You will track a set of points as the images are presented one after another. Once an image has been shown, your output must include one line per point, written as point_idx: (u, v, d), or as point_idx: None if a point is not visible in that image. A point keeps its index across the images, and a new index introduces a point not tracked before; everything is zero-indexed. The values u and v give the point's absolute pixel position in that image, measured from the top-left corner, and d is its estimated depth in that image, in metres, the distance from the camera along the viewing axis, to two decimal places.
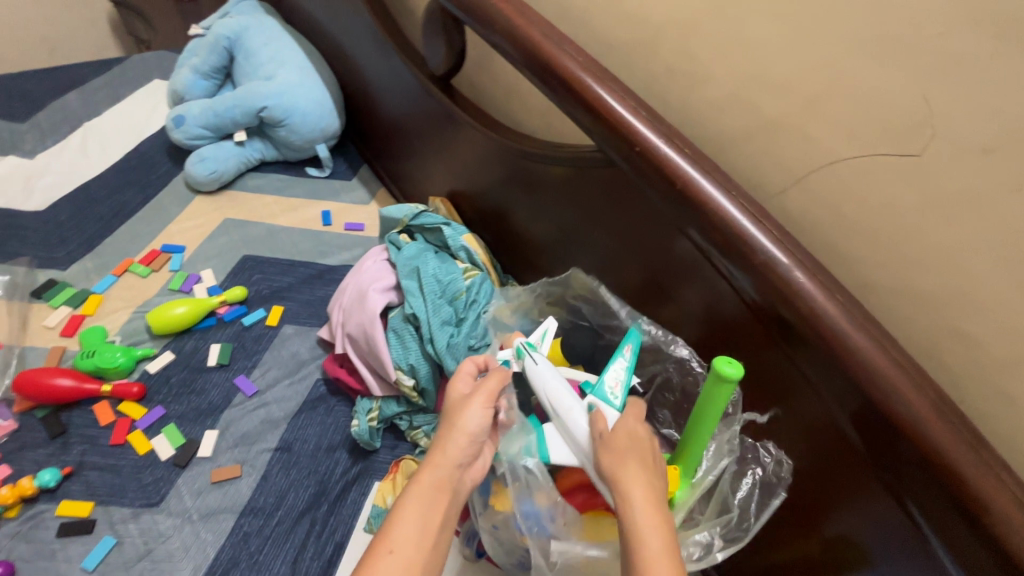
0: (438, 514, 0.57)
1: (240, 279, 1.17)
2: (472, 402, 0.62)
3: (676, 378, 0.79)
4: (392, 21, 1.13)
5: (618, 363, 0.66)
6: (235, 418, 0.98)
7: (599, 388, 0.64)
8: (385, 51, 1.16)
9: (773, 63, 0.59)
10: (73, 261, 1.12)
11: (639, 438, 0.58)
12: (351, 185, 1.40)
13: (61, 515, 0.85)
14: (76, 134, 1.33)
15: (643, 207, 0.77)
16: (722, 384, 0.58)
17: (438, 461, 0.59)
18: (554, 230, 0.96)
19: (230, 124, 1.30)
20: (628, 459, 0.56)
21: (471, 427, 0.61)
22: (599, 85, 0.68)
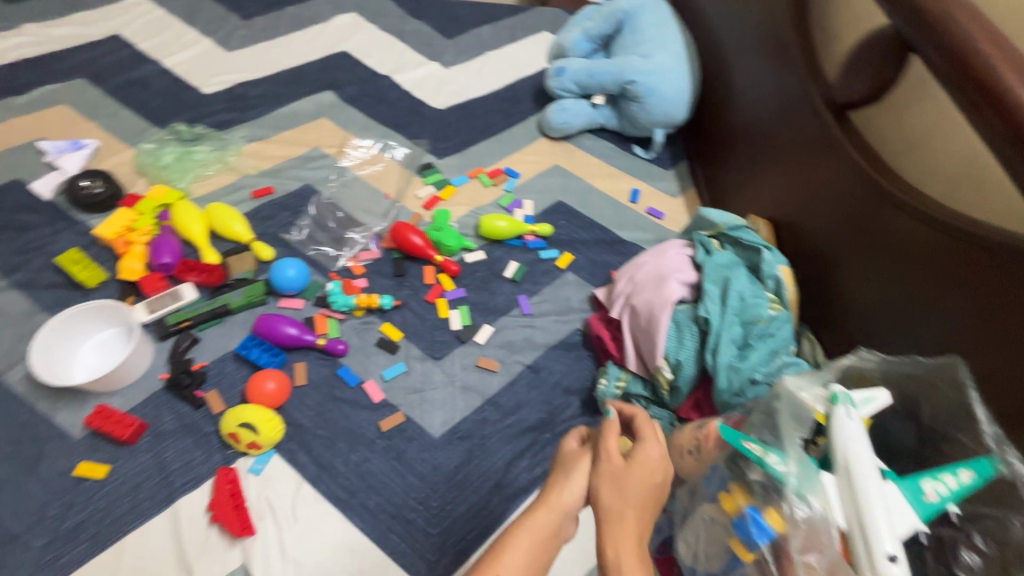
0: (545, 547, 0.69)
1: (550, 218, 1.32)
2: (580, 473, 0.73)
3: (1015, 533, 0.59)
4: (811, 31, 1.06)
5: (946, 478, 0.61)
6: (507, 326, 1.15)
7: (915, 484, 0.61)
8: (780, 63, 1.12)
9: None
10: (446, 154, 1.40)
11: (646, 486, 0.70)
12: (666, 175, 1.45)
13: (381, 332, 1.10)
14: (480, 58, 1.63)
15: None
16: None
17: (552, 507, 0.71)
18: (898, 309, 0.85)
19: (596, 87, 1.43)
20: (632, 506, 0.69)
21: (576, 483, 0.72)
22: None
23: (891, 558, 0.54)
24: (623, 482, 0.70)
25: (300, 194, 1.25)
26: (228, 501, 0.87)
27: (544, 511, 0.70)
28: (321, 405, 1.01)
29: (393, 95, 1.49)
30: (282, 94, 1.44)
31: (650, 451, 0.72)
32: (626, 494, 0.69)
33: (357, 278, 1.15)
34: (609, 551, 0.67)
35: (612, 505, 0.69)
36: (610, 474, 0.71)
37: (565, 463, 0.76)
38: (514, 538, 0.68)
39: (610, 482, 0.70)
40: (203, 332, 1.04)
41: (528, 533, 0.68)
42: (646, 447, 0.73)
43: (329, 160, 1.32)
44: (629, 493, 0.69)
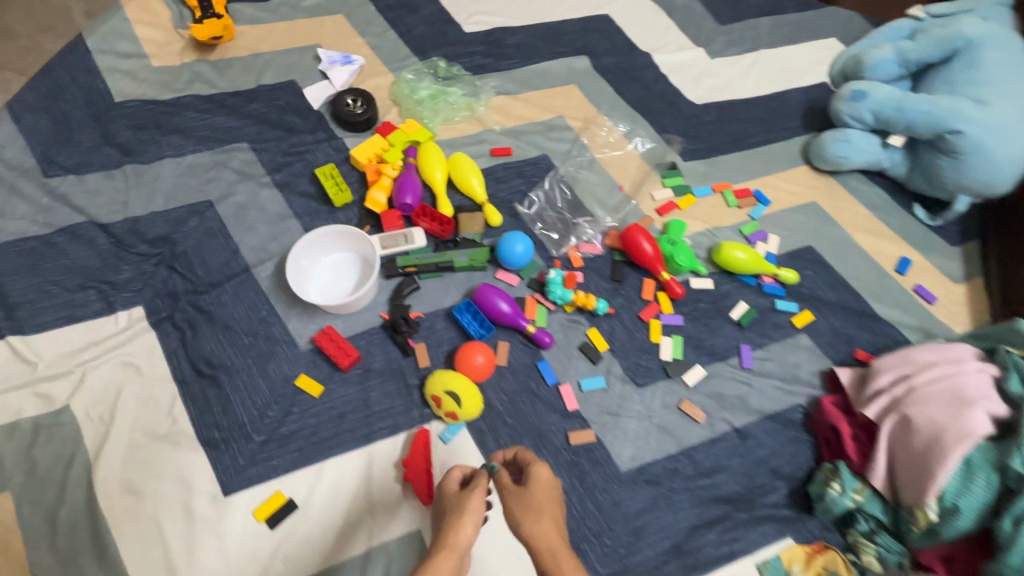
0: None
1: (795, 264, 1.14)
2: (471, 520, 0.70)
3: None
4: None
5: None
6: (721, 374, 1.02)
7: None
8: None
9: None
10: (692, 158, 1.25)
11: (550, 500, 0.71)
12: (950, 252, 1.18)
13: (585, 335, 1.02)
14: (752, 54, 1.41)
15: None
16: None
17: (453, 547, 0.68)
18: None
19: (900, 127, 1.16)
20: (543, 515, 0.68)
21: (468, 531, 0.69)
22: None
23: None
24: (530, 501, 0.70)
25: (537, 164, 1.18)
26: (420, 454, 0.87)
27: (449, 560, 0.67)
28: (515, 394, 0.96)
29: (648, 77, 1.35)
30: (536, 49, 1.36)
31: (541, 473, 0.73)
32: (538, 514, 0.69)
33: (575, 271, 1.07)
34: (547, 553, 0.66)
35: (534, 523, 0.68)
36: (515, 507, 0.70)
37: (453, 509, 0.71)
38: None
39: (522, 506, 0.69)
40: (424, 281, 1.04)
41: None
42: (539, 470, 0.73)
43: (571, 133, 1.23)
44: (537, 507, 0.69)
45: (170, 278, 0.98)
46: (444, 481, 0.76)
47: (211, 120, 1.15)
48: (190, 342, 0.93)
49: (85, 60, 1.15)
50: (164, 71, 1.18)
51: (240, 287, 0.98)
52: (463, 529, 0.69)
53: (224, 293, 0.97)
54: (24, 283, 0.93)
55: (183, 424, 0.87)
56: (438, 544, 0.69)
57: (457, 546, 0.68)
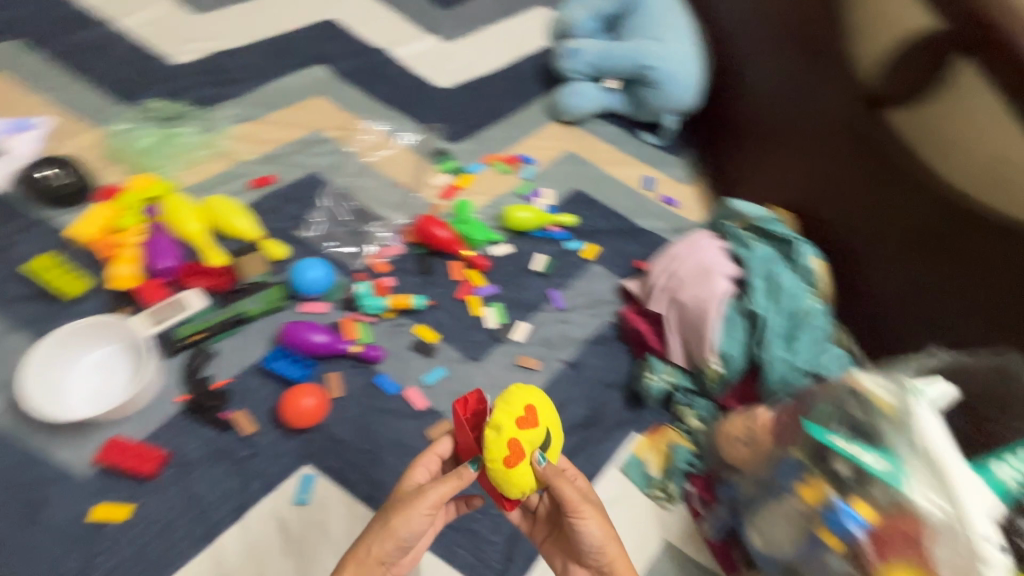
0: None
1: (570, 207, 1.29)
2: (418, 505, 0.67)
3: None
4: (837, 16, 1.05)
5: (1010, 458, 0.66)
6: (543, 322, 1.12)
7: (985, 468, 0.66)
8: (801, 51, 1.13)
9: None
10: (458, 138, 1.31)
11: (601, 511, 0.71)
12: (674, 162, 1.45)
13: (414, 334, 1.03)
14: (479, 33, 1.52)
15: None
16: None
17: (387, 537, 0.66)
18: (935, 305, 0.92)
19: (610, 71, 1.38)
20: (592, 516, 0.69)
21: (418, 516, 0.67)
22: None
23: (990, 542, 0.59)
24: (576, 505, 0.69)
25: (306, 184, 1.13)
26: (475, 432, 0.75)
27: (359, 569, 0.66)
28: (362, 416, 0.94)
29: (392, 73, 1.37)
30: (265, 68, 1.27)
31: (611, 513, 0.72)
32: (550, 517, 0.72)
33: (382, 277, 1.06)
34: (596, 549, 0.70)
35: (586, 530, 0.69)
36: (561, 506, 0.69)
37: (408, 497, 0.68)
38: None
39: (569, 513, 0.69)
40: (220, 343, 0.93)
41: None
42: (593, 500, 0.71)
43: (331, 145, 1.20)
44: (593, 513, 0.69)
45: None
46: (413, 472, 0.75)
47: None
48: None
49: None
50: None
51: None
52: (406, 520, 0.66)
53: None
54: None
55: None
56: (372, 522, 0.69)
57: (395, 542, 0.66)
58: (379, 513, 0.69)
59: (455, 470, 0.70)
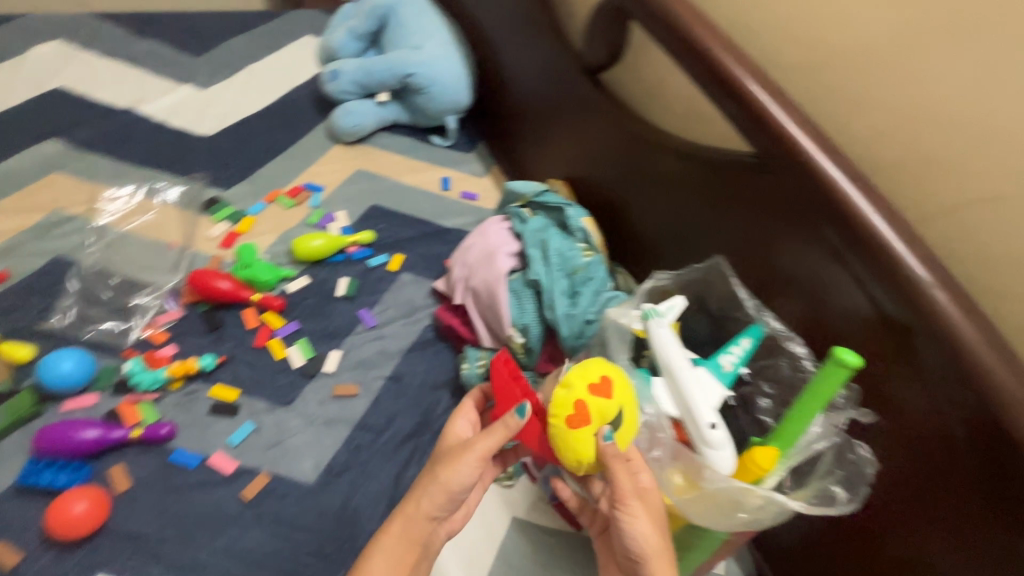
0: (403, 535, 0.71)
1: (368, 225, 1.29)
2: (466, 454, 0.69)
3: (784, 372, 0.78)
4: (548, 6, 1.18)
5: (733, 349, 0.76)
6: (356, 345, 1.10)
7: (713, 361, 0.75)
8: (532, 44, 1.25)
9: (991, 92, 0.61)
10: (232, 183, 1.26)
11: (657, 508, 0.69)
12: (469, 158, 1.50)
13: (212, 396, 0.98)
14: (241, 73, 1.49)
15: (768, 226, 0.83)
16: (841, 370, 0.62)
17: (433, 489, 0.70)
18: (681, 238, 1.02)
19: (376, 85, 1.42)
20: (640, 513, 0.67)
21: (462, 476, 0.69)
22: (781, 109, 0.74)
23: (712, 426, 0.67)
24: (623, 497, 0.67)
25: (53, 269, 1.05)
26: (513, 385, 0.74)
27: (410, 520, 0.71)
28: (160, 501, 0.86)
29: (146, 132, 1.29)
30: None
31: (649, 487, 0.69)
32: (647, 536, 0.67)
33: (161, 347, 1.00)
34: (645, 552, 0.68)
35: (633, 526, 0.67)
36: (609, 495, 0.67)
37: (454, 452, 0.71)
38: (391, 526, 0.72)
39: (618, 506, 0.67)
40: None
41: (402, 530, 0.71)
42: (643, 475, 0.69)
43: (79, 222, 1.12)
44: (644, 504, 0.68)
45: None
46: (455, 421, 0.81)
47: None
48: None
49: None
50: None
51: None
52: (455, 473, 0.69)
53: None
54: None
55: None
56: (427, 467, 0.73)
57: (445, 489, 0.70)
58: (431, 463, 0.73)
59: (501, 421, 0.70)
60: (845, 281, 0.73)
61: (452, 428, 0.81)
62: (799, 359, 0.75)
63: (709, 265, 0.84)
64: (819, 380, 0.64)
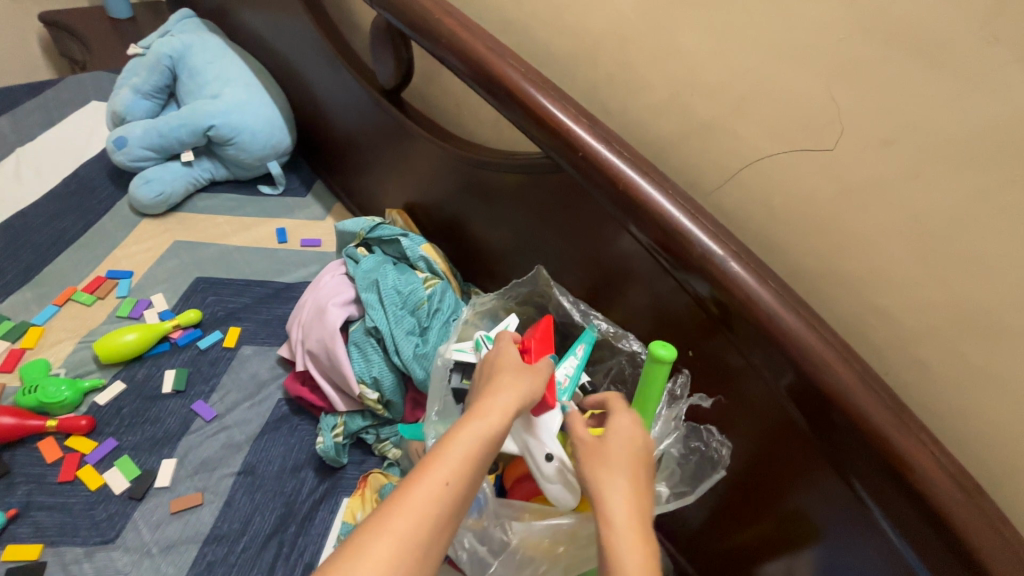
0: (482, 459, 0.53)
1: (193, 302, 1.14)
2: (531, 373, 0.64)
3: (628, 371, 0.82)
4: (341, 42, 1.13)
5: (571, 359, 0.75)
6: (194, 445, 0.95)
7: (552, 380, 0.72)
8: (334, 83, 1.19)
9: (731, 57, 0.60)
10: (12, 292, 1.08)
11: (632, 460, 0.59)
12: (306, 201, 1.37)
13: (6, 561, 0.80)
14: (9, 159, 1.29)
15: (585, 221, 0.81)
16: (658, 366, 0.62)
17: (506, 400, 0.58)
18: (517, 254, 0.98)
19: (176, 145, 1.27)
20: (614, 475, 0.57)
21: (529, 389, 0.61)
22: (554, 104, 0.71)
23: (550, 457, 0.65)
24: (604, 455, 0.59)
25: None
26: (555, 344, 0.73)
27: (490, 421, 0.55)
28: None
29: None
30: None
31: (623, 422, 0.62)
32: (613, 495, 0.56)
33: None
34: (619, 519, 0.54)
35: (600, 482, 0.57)
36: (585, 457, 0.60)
37: (517, 364, 0.64)
38: (465, 427, 0.54)
39: (596, 464, 0.59)
40: None
41: (478, 427, 0.54)
42: (619, 417, 0.62)
43: None
44: (616, 463, 0.58)
45: None
46: (505, 344, 0.69)
47: None
48: None
49: None
50: None
51: None
52: (532, 378, 0.62)
53: None
54: None
55: None
56: (495, 375, 0.63)
57: (518, 395, 0.59)
58: (507, 365, 0.64)
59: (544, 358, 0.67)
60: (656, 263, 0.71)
61: (501, 349, 0.68)
62: (637, 356, 0.79)
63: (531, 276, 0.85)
64: (643, 383, 0.64)
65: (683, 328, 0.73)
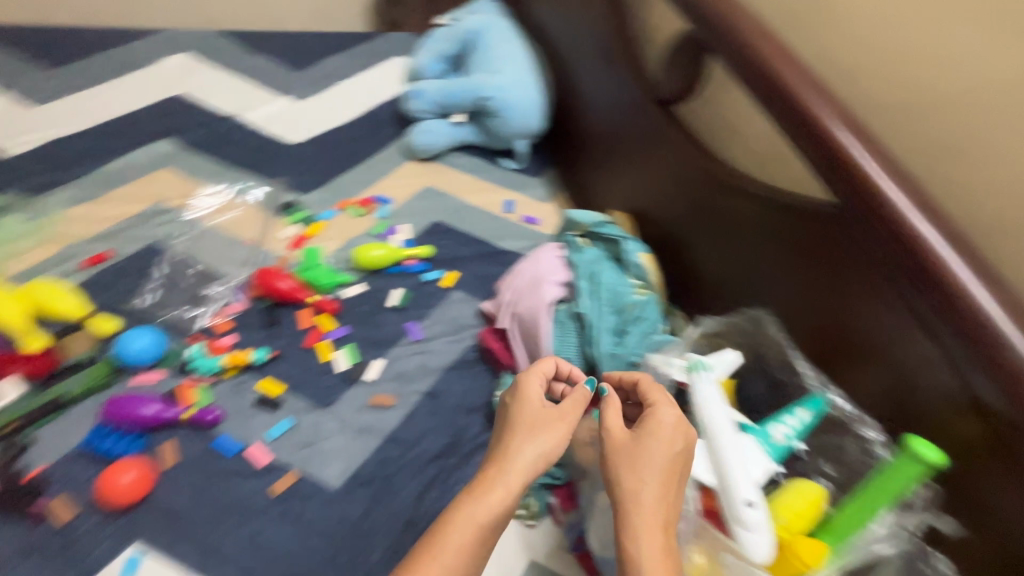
0: (484, 538, 0.67)
1: (428, 240, 1.32)
2: (551, 425, 0.75)
3: (851, 454, 0.71)
4: (632, 37, 1.17)
5: (788, 419, 0.72)
6: (399, 357, 1.11)
7: (765, 430, 0.71)
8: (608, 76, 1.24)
9: None
10: (310, 189, 1.34)
11: (665, 464, 0.66)
12: (535, 182, 1.49)
13: (258, 389, 1.02)
14: (333, 87, 1.59)
15: (843, 284, 0.75)
16: (916, 465, 0.58)
17: (514, 465, 0.71)
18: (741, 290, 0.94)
19: (454, 106, 1.47)
20: (647, 479, 0.64)
21: (542, 450, 0.73)
22: (869, 159, 0.66)
23: (750, 503, 0.63)
24: (632, 460, 0.66)
25: (144, 254, 1.13)
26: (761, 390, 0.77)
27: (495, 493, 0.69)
28: (197, 483, 0.90)
29: (244, 136, 1.41)
30: (109, 151, 1.30)
31: (667, 422, 0.69)
32: (640, 503, 0.63)
33: (223, 337, 1.05)
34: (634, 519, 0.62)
35: (626, 481, 0.65)
36: (615, 455, 0.68)
37: (533, 417, 0.76)
38: (470, 506, 0.68)
39: (623, 469, 0.66)
40: (41, 430, 0.90)
41: (479, 505, 0.67)
42: (662, 417, 0.69)
43: (175, 214, 1.22)
44: (646, 469, 0.65)
45: None
46: (530, 382, 0.80)
47: None
48: None
49: None
50: None
51: None
52: (551, 434, 0.74)
53: None
54: None
55: None
56: (514, 427, 0.75)
57: (535, 450, 0.73)
58: (525, 416, 0.76)
59: (578, 390, 0.79)
60: (933, 355, 0.64)
61: (525, 390, 0.79)
62: (870, 446, 0.69)
63: (753, 317, 0.86)
64: (886, 473, 0.60)
65: (947, 435, 0.64)
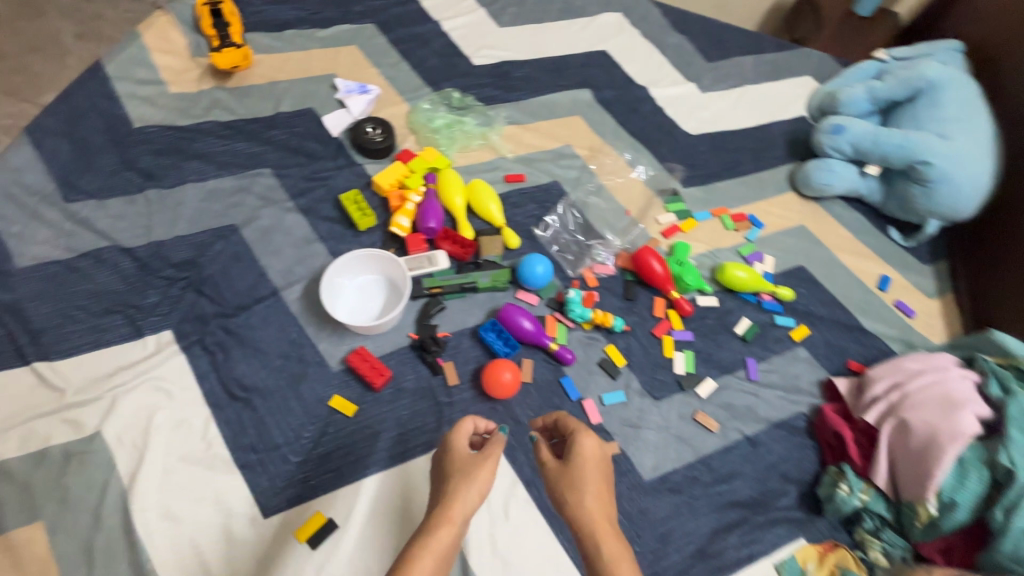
0: (446, 560, 0.64)
1: (789, 282, 1.24)
2: (485, 459, 0.72)
3: None
4: None
5: None
6: (731, 387, 1.09)
7: None
8: None
9: None
10: (692, 184, 1.34)
11: (598, 476, 0.72)
12: (922, 270, 1.31)
13: (604, 352, 1.08)
14: (737, 89, 1.55)
15: None
16: None
17: (459, 499, 0.67)
18: None
19: (875, 159, 1.27)
20: (588, 491, 0.70)
21: (482, 485, 0.70)
22: None
23: None
24: (579, 479, 0.71)
25: (549, 189, 1.25)
26: None
27: (452, 525, 0.65)
28: (541, 409, 1.00)
29: (648, 110, 1.45)
30: (540, 83, 1.44)
31: (587, 445, 0.74)
32: (588, 509, 0.68)
33: (592, 290, 1.13)
34: (590, 532, 0.66)
35: (576, 500, 0.69)
36: (562, 484, 0.71)
37: (466, 466, 0.72)
38: (429, 543, 0.63)
39: (570, 489, 0.70)
40: (449, 301, 1.08)
41: (440, 538, 0.64)
42: (582, 442, 0.75)
43: (579, 161, 1.32)
44: (588, 485, 0.70)
45: (198, 302, 0.98)
46: (459, 435, 0.77)
47: (231, 146, 1.17)
48: (222, 365, 0.94)
49: (103, 85, 1.17)
50: (181, 98, 1.21)
51: (270, 310, 1.00)
52: (487, 471, 0.71)
53: (254, 316, 0.99)
54: (49, 309, 0.93)
55: (218, 448, 0.87)
56: (447, 470, 0.73)
57: (478, 491, 0.69)
58: (458, 455, 0.74)
59: (471, 419, 0.79)
60: None
61: (456, 435, 0.77)
62: None
63: None
64: None
65: None
